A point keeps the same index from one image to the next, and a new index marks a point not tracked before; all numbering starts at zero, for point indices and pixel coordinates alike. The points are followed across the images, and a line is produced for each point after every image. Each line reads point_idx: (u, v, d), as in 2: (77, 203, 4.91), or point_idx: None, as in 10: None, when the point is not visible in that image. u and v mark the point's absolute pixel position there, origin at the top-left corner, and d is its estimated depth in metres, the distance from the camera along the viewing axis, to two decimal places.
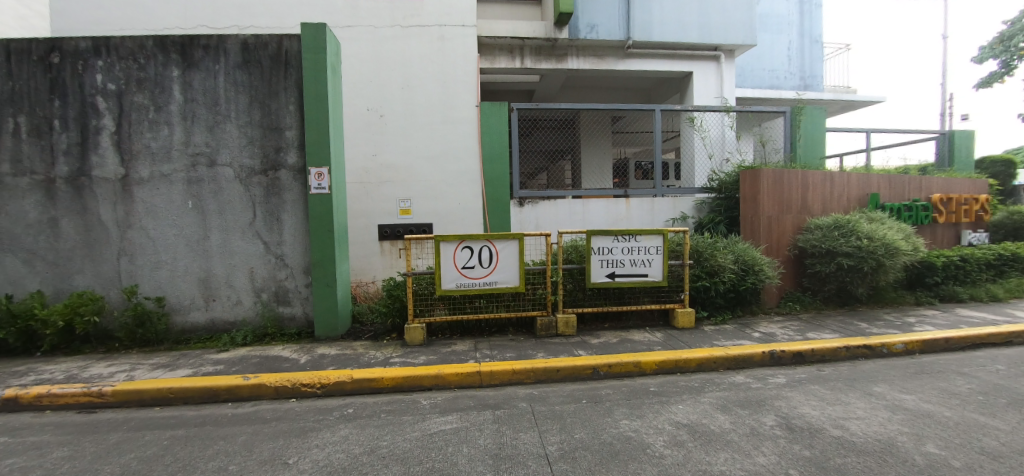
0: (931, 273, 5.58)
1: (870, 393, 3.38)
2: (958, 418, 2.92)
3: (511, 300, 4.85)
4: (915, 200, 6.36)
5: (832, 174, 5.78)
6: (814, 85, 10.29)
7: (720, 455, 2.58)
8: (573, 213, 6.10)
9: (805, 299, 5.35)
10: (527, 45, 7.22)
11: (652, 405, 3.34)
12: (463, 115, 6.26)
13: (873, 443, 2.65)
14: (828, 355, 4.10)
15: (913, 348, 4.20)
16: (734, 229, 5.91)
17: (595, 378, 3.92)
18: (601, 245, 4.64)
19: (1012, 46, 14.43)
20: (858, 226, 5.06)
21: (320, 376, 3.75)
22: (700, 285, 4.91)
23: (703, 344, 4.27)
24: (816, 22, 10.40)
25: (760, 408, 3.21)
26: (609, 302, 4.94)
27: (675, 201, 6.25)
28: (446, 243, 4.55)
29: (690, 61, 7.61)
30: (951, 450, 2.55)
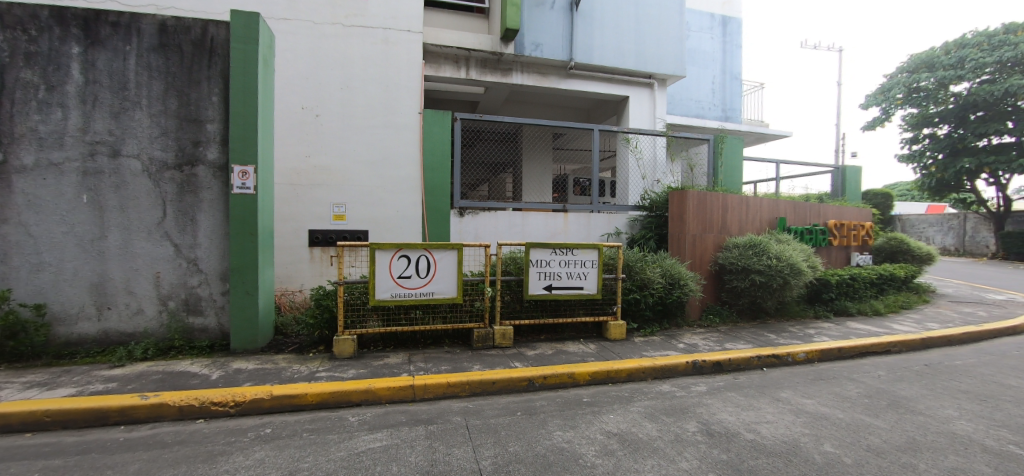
0: (827, 289, 6.28)
1: (778, 398, 3.70)
2: (850, 419, 3.28)
3: (447, 311, 4.76)
4: (815, 225, 7.15)
5: (747, 198, 6.35)
6: (733, 117, 11.34)
7: (648, 462, 2.68)
8: (513, 225, 6.15)
9: (723, 312, 5.78)
10: (472, 57, 7.27)
11: (585, 415, 3.41)
12: (406, 121, 6.12)
13: (780, 444, 2.89)
14: (742, 364, 4.44)
15: (813, 357, 4.66)
16: (662, 246, 6.28)
17: (531, 390, 3.92)
18: (539, 258, 4.71)
19: (890, 97, 16.93)
20: (769, 246, 5.58)
21: (234, 393, 3.40)
22: (631, 297, 5.13)
23: (633, 355, 4.45)
24: (735, 60, 11.49)
25: (684, 415, 3.38)
26: (545, 314, 5.01)
27: (610, 217, 6.51)
28: (382, 251, 4.38)
29: (627, 86, 8.06)
30: (844, 448, 2.85)
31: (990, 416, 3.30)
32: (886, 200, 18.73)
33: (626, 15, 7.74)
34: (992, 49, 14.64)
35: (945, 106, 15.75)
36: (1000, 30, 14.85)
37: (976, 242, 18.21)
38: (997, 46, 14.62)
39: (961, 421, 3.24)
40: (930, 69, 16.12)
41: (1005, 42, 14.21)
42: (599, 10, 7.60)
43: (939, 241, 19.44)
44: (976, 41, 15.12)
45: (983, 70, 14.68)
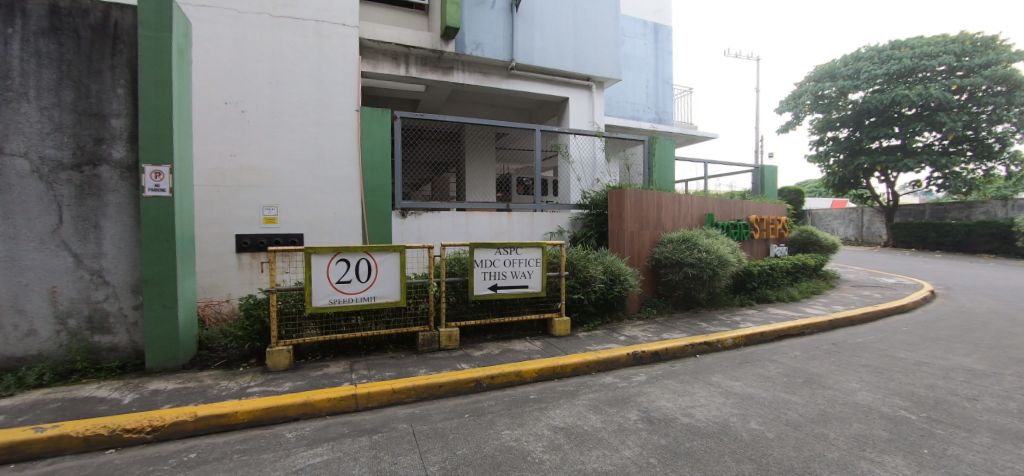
0: (751, 279, 6.80)
1: (710, 382, 3.95)
2: (773, 398, 3.56)
3: (391, 316, 4.61)
4: (738, 220, 7.72)
5: (679, 196, 6.73)
6: (666, 119, 11.99)
7: (592, 453, 2.75)
8: (457, 225, 6.07)
9: (660, 304, 6.09)
10: (412, 54, 7.11)
11: (532, 412, 3.44)
12: (342, 119, 5.86)
13: (712, 426, 3.08)
14: (678, 353, 4.69)
15: (739, 342, 5.03)
16: (603, 243, 6.50)
17: (478, 391, 3.89)
18: (484, 258, 4.68)
19: (799, 103, 19.13)
20: (699, 240, 5.95)
21: (151, 417, 3.06)
22: (575, 294, 5.25)
23: (577, 350, 4.56)
24: (667, 66, 12.16)
25: (626, 405, 3.51)
26: (491, 314, 5.01)
27: (552, 216, 6.62)
28: (318, 255, 4.14)
29: (567, 88, 8.26)
30: (767, 424, 3.09)
31: (885, 386, 3.73)
32: (798, 196, 20.76)
33: (564, 18, 7.93)
34: (881, 63, 16.73)
35: (845, 112, 17.55)
36: (886, 47, 16.93)
37: (871, 233, 20.59)
38: (885, 60, 16.70)
39: (863, 392, 3.63)
40: (832, 78, 18.12)
41: (891, 58, 16.42)
42: (539, 12, 7.72)
43: (841, 233, 21.78)
44: (868, 55, 17.15)
45: (874, 81, 16.69)
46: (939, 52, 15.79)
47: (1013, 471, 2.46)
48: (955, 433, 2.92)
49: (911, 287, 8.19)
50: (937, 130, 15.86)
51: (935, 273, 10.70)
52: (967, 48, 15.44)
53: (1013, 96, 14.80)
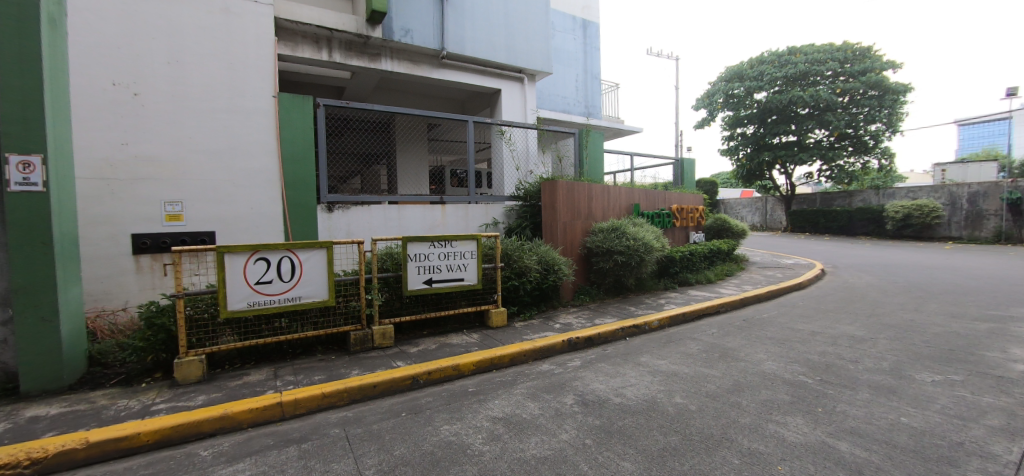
0: (674, 264, 7.29)
1: (638, 363, 4.19)
2: (694, 373, 3.85)
3: (319, 316, 4.35)
4: (661, 209, 8.23)
5: (608, 187, 7.01)
6: (595, 113, 12.43)
7: (531, 440, 2.79)
8: (388, 218, 5.86)
9: (592, 291, 6.33)
10: (335, 38, 6.73)
11: (471, 405, 3.42)
12: (257, 105, 5.39)
13: (642, 403, 3.26)
14: (609, 337, 4.91)
15: (664, 323, 5.38)
16: (537, 234, 6.62)
17: (415, 388, 3.80)
18: (417, 252, 4.56)
19: (713, 101, 20.82)
20: (627, 229, 6.26)
21: (28, 449, 2.62)
22: (510, 285, 5.30)
23: (515, 340, 4.61)
24: (595, 61, 12.60)
25: (562, 390, 3.61)
26: (426, 309, 4.90)
27: (487, 208, 6.61)
28: (233, 254, 3.78)
29: (499, 80, 8.27)
30: (689, 397, 3.33)
31: (786, 355, 4.19)
32: (712, 187, 22.71)
33: (494, 9, 7.89)
34: (781, 66, 18.67)
35: (751, 110, 19.39)
36: (785, 52, 18.87)
37: (773, 220, 23.02)
38: (784, 65, 18.63)
39: (768, 362, 4.04)
40: (740, 79, 19.88)
41: (788, 63, 18.40)
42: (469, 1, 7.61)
43: (750, 220, 24.11)
44: (770, 59, 19.01)
45: (775, 83, 18.57)
46: (827, 59, 17.92)
47: (885, 420, 2.88)
48: (842, 391, 3.34)
49: (805, 266, 9.27)
50: (825, 128, 18.02)
51: (822, 253, 12.22)
52: (848, 57, 17.63)
53: (883, 99, 17.21)
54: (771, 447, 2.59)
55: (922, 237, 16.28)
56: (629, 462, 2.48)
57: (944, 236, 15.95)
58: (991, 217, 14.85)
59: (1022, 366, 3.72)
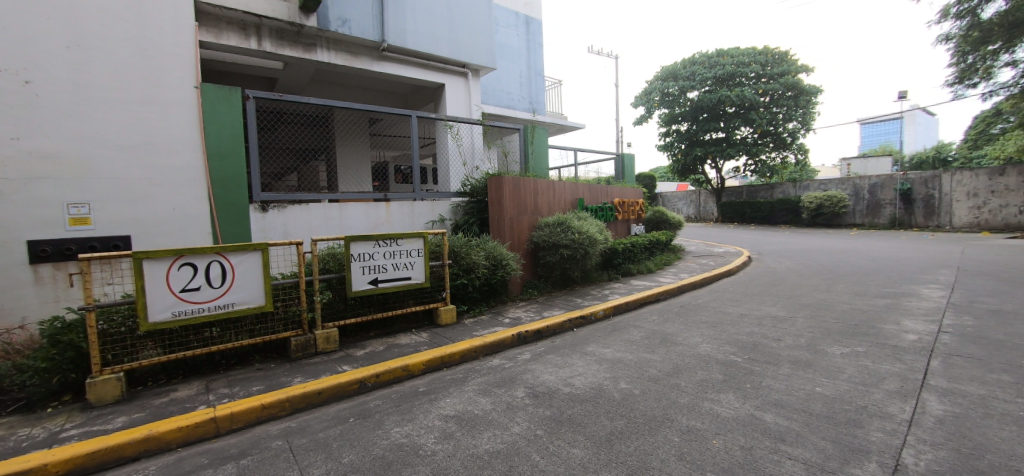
0: (617, 256, 7.58)
1: (585, 352, 4.32)
2: (636, 359, 4.03)
3: (255, 323, 4.09)
4: (604, 203, 8.52)
5: (553, 182, 7.14)
6: (539, 109, 12.59)
7: (484, 436, 2.80)
8: (328, 217, 5.60)
9: (540, 284, 6.45)
10: (264, 25, 6.30)
11: (422, 405, 3.36)
12: (177, 97, 4.94)
13: (590, 391, 3.37)
14: (557, 329, 5.03)
15: (609, 313, 5.59)
16: (485, 230, 6.62)
17: (363, 392, 3.67)
18: (360, 251, 4.40)
19: (650, 99, 21.80)
20: (572, 223, 6.41)
21: None
22: (459, 282, 5.26)
23: (464, 337, 4.59)
24: (538, 57, 12.74)
25: (512, 384, 3.64)
26: (372, 310, 4.75)
27: (433, 204, 6.50)
28: (152, 261, 3.44)
29: (442, 74, 8.16)
30: (633, 382, 3.49)
31: (718, 337, 4.50)
32: (651, 181, 23.87)
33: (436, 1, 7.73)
34: (710, 67, 19.90)
35: (684, 108, 20.53)
36: (714, 54, 20.14)
37: (706, 211, 24.59)
38: (713, 65, 19.89)
39: (703, 344, 4.32)
40: (674, 78, 20.97)
41: (717, 64, 19.65)
42: None
43: (686, 212, 25.58)
44: (701, 61, 20.21)
45: (706, 83, 19.80)
46: (750, 62, 19.37)
47: (803, 391, 3.18)
48: (767, 367, 3.65)
49: (733, 254, 10.00)
50: (750, 125, 19.49)
51: (748, 242, 13.25)
52: (768, 60, 19.15)
53: (799, 100, 18.89)
54: (707, 424, 2.78)
55: (832, 225, 18.12)
56: (579, 449, 2.55)
57: (850, 223, 17.86)
58: (887, 206, 16.83)
59: (910, 336, 4.26)
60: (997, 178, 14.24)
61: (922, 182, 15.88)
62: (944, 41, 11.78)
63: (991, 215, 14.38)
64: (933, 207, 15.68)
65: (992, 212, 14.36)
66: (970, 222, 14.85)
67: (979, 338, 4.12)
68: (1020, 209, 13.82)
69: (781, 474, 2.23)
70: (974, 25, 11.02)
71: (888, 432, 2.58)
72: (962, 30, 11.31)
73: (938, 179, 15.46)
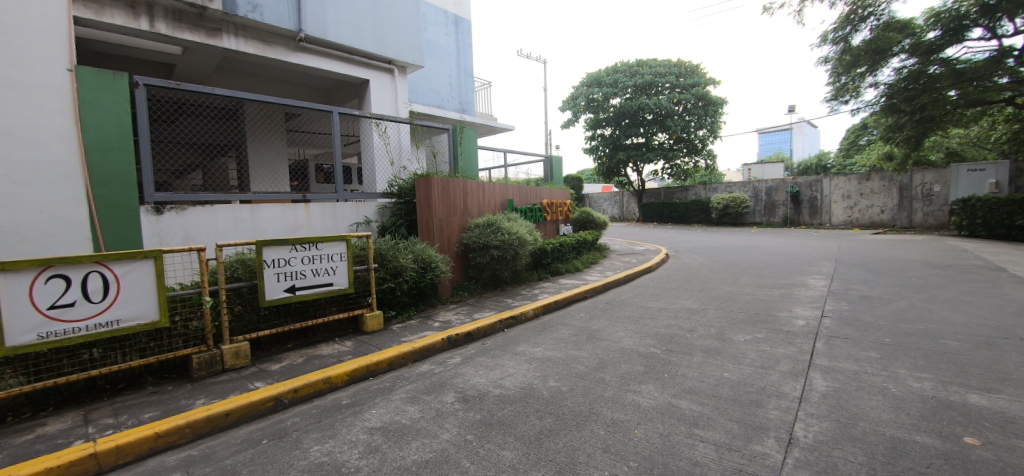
0: (546, 256, 7.75)
1: (515, 353, 4.34)
2: (565, 356, 4.12)
3: (148, 341, 3.60)
4: (533, 205, 8.67)
5: (483, 183, 7.12)
6: (468, 110, 12.56)
7: (412, 446, 2.69)
8: (238, 220, 5.12)
9: (470, 286, 6.40)
10: (158, 4, 5.60)
11: (345, 419, 3.16)
12: (45, 80, 4.23)
13: (521, 391, 3.39)
14: (488, 330, 5.01)
15: (539, 312, 5.68)
16: (413, 231, 6.43)
17: (279, 409, 3.37)
18: (274, 257, 4.04)
19: (576, 103, 22.72)
20: (502, 224, 6.44)
21: None
22: (385, 286, 5.04)
23: (392, 343, 4.41)
24: (467, 57, 12.70)
25: (442, 389, 3.55)
26: (290, 320, 4.41)
27: (358, 206, 6.20)
28: (9, 273, 2.88)
29: (367, 69, 7.82)
30: (561, 380, 3.56)
31: (639, 331, 4.75)
32: (578, 183, 24.94)
33: None
34: (631, 76, 21.21)
35: (608, 114, 21.66)
36: (634, 64, 21.47)
37: (629, 211, 26.09)
38: (633, 75, 21.23)
39: (626, 339, 4.54)
40: (599, 85, 22.05)
41: (637, 73, 20.99)
42: None
43: (610, 212, 26.91)
44: (623, 69, 21.44)
45: (627, 90, 21.08)
46: (666, 73, 20.90)
47: (713, 376, 3.45)
48: (682, 357, 3.92)
49: (653, 252, 10.68)
50: (666, 132, 21.03)
51: (666, 240, 14.25)
52: (681, 72, 20.83)
53: (708, 110, 20.76)
54: (630, 414, 2.90)
55: (737, 223, 20.06)
56: (509, 450, 2.54)
57: (751, 222, 19.90)
58: (780, 206, 18.99)
59: (799, 321, 4.81)
60: (864, 183, 16.64)
61: (808, 186, 18.12)
62: (823, 63, 13.53)
63: (860, 214, 16.77)
64: (816, 207, 17.96)
65: (861, 212, 16.75)
66: (844, 220, 17.20)
67: (853, 321, 4.76)
68: (881, 209, 16.23)
69: (695, 456, 2.38)
70: (846, 50, 12.80)
71: (783, 410, 2.87)
72: (836, 54, 13.11)
73: (820, 182, 17.73)
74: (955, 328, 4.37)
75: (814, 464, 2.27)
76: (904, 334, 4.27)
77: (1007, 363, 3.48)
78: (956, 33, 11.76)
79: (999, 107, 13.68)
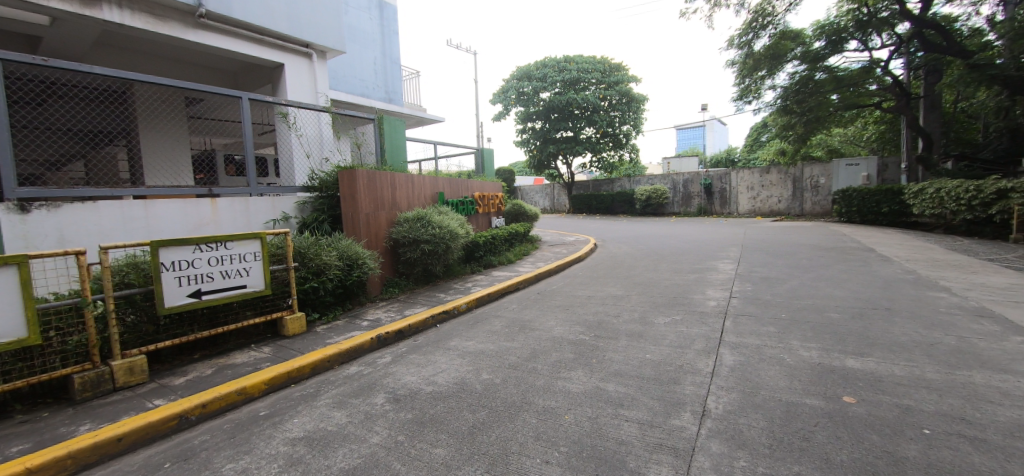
0: (479, 249, 7.74)
1: (448, 348, 4.29)
2: (497, 349, 4.15)
3: (14, 362, 3.05)
4: (465, 198, 8.60)
5: (411, 176, 6.92)
6: (395, 99, 12.13)
7: (337, 453, 2.55)
8: (128, 218, 4.51)
9: (401, 282, 6.22)
10: None
11: (264, 431, 2.93)
12: None
13: (454, 386, 3.36)
14: (420, 327, 4.90)
15: (471, 306, 5.66)
16: (337, 227, 6.11)
17: (184, 427, 3.03)
18: (173, 259, 3.61)
19: (507, 97, 22.89)
20: (432, 218, 6.31)
21: None
22: (307, 287, 4.74)
23: (316, 346, 4.15)
24: (394, 44, 12.21)
25: (371, 391, 3.42)
26: (196, 328, 3.99)
27: (274, 201, 5.74)
28: None
29: (282, 52, 7.24)
30: (494, 372, 3.58)
31: (567, 319, 4.91)
32: (510, 176, 25.30)
33: None
34: (560, 71, 21.72)
35: (538, 107, 22.06)
36: (562, 59, 21.98)
37: (559, 203, 26.83)
38: (561, 70, 21.75)
39: (556, 327, 4.67)
40: (529, 79, 22.35)
41: (565, 69, 21.56)
42: None
43: (542, 204, 27.46)
44: (551, 64, 21.85)
45: (556, 85, 21.60)
46: (592, 69, 21.64)
47: (636, 359, 3.66)
48: (607, 342, 4.11)
49: (582, 242, 11.10)
50: (593, 126, 21.87)
51: (593, 230, 14.87)
52: (606, 69, 21.72)
53: (631, 106, 21.89)
54: (560, 401, 2.99)
55: (659, 213, 21.47)
56: (442, 448, 2.50)
57: (671, 212, 21.37)
58: (696, 197, 20.57)
59: (710, 302, 5.26)
60: (765, 176, 18.53)
61: (718, 178, 19.80)
62: (730, 65, 14.80)
63: (761, 204, 18.68)
64: (726, 197, 19.70)
65: (762, 201, 18.66)
66: (749, 209, 19.07)
67: (755, 300, 5.29)
68: (778, 199, 18.20)
69: (621, 436, 2.50)
70: (749, 54, 14.09)
71: (697, 385, 3.12)
72: (740, 57, 14.42)
73: (728, 175, 19.46)
74: (835, 302, 5.02)
75: (724, 432, 2.49)
76: (796, 310, 4.82)
77: (875, 330, 4.06)
78: (837, 44, 13.38)
79: (869, 110, 15.89)
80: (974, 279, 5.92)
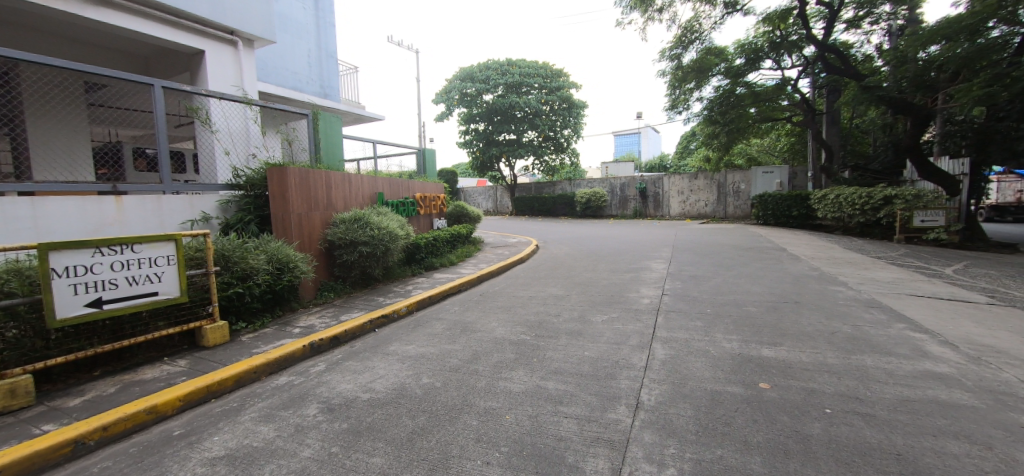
0: (420, 250, 7.60)
1: (386, 353, 4.16)
2: (438, 352, 4.09)
3: None
4: (405, 199, 8.40)
5: (348, 175, 6.64)
6: (331, 94, 11.59)
7: (265, 470, 2.39)
8: (11, 217, 3.92)
9: (337, 286, 5.94)
10: None
11: (179, 452, 2.67)
12: None
13: (392, 392, 3.27)
14: (356, 332, 4.71)
15: (412, 309, 5.53)
16: (265, 229, 5.73)
17: (80, 455, 2.66)
18: (67, 264, 3.19)
19: (450, 97, 22.70)
20: (371, 219, 6.11)
21: None
22: (230, 293, 4.38)
23: (240, 357, 3.85)
24: (330, 37, 11.68)
25: (303, 402, 3.23)
26: (97, 341, 3.54)
27: (191, 200, 5.26)
28: None
29: (201, 38, 6.65)
30: (434, 376, 3.53)
31: (508, 320, 4.95)
32: (452, 177, 25.02)
33: None
34: (503, 74, 21.92)
35: (481, 109, 22.07)
36: (504, 62, 22.19)
37: (502, 205, 26.96)
38: (504, 73, 21.96)
39: (497, 328, 4.70)
40: (472, 80, 22.32)
41: (508, 72, 21.82)
42: None
43: (485, 205, 27.46)
44: (494, 67, 21.99)
45: (499, 88, 21.78)
46: (534, 74, 22.08)
47: (575, 357, 3.77)
48: (547, 341, 4.20)
49: (524, 243, 11.25)
50: (535, 130, 22.28)
51: (535, 232, 15.12)
52: (548, 75, 22.26)
53: (572, 111, 22.60)
54: (501, 402, 3.01)
55: (598, 216, 22.29)
56: (379, 456, 2.43)
57: (610, 214, 22.27)
58: (632, 199, 21.61)
59: (644, 300, 5.54)
60: (693, 181, 19.87)
61: (652, 183, 20.94)
62: (662, 76, 15.74)
63: (690, 207, 20.00)
64: (659, 201, 20.86)
65: (691, 205, 19.98)
66: (680, 212, 20.33)
67: (684, 297, 5.66)
68: (705, 203, 19.58)
69: (560, 432, 2.57)
70: (679, 67, 15.09)
71: (632, 379, 3.28)
72: (671, 69, 15.41)
73: (661, 180, 20.63)
74: (752, 297, 5.49)
75: (656, 422, 2.63)
76: (719, 305, 5.22)
77: (785, 322, 4.49)
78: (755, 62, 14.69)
79: (781, 123, 17.62)
80: (864, 274, 6.75)
